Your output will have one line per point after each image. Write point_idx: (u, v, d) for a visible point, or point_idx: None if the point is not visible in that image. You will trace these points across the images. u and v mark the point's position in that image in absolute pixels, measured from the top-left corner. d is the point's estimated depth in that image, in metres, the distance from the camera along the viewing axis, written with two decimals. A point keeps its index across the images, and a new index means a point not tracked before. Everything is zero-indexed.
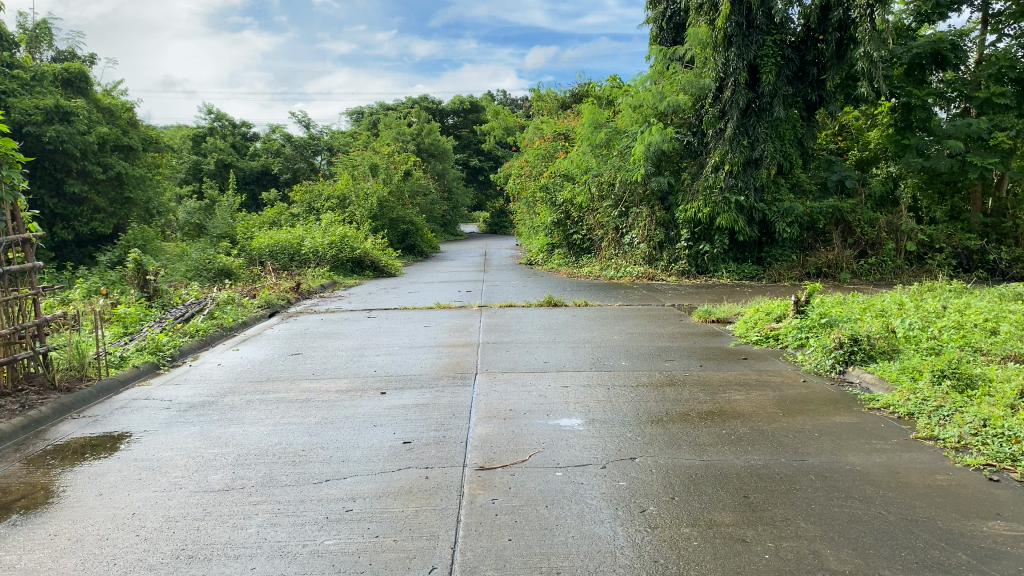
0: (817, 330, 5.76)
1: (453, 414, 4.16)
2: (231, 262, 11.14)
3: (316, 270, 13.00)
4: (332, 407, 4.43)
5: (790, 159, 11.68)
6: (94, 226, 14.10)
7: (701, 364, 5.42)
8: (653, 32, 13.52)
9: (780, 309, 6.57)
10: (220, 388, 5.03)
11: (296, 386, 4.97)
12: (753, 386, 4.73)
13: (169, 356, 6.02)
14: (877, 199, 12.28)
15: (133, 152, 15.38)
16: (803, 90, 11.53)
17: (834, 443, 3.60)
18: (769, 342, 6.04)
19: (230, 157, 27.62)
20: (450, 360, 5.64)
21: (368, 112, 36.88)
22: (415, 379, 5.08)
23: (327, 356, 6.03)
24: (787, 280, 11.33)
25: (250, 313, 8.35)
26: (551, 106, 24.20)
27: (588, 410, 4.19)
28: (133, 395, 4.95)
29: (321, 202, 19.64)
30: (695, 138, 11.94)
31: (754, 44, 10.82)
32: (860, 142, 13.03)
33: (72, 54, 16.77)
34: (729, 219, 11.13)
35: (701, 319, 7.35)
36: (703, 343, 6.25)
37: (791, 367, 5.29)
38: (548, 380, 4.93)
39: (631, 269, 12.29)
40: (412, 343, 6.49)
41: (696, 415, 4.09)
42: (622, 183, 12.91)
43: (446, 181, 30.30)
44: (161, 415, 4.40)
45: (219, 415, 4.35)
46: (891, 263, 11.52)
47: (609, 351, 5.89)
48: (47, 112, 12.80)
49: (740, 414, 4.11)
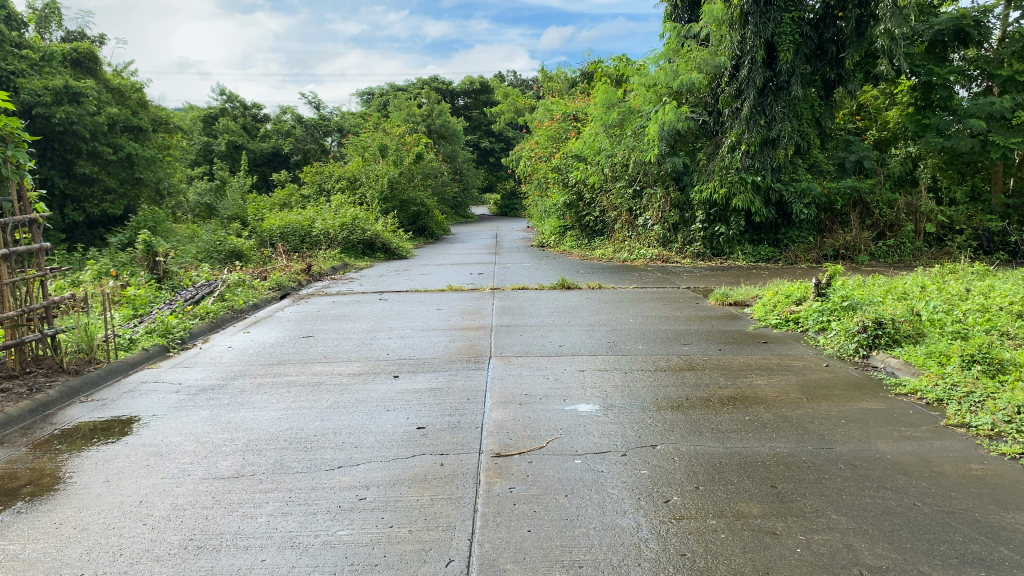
0: (838, 313, 5.61)
1: (466, 399, 4.06)
2: (242, 244, 11.11)
3: (327, 252, 12.90)
4: (343, 391, 4.33)
5: (808, 139, 11.44)
6: (104, 207, 14.04)
7: (720, 347, 5.31)
8: (668, 10, 13.33)
9: (800, 292, 6.43)
10: (232, 371, 4.96)
11: (308, 369, 4.88)
12: (775, 370, 4.62)
13: (179, 339, 5.95)
14: (896, 179, 12.09)
15: (144, 133, 15.27)
16: (821, 69, 11.31)
17: (862, 431, 3.49)
18: (789, 326, 5.90)
19: (242, 138, 27.49)
20: (463, 343, 5.55)
21: (379, 93, 36.75)
22: (429, 362, 4.97)
23: (338, 338, 5.94)
24: (804, 262, 11.15)
25: (261, 295, 8.27)
26: (561, 87, 24.03)
27: (605, 396, 4.07)
28: (143, 377, 4.88)
29: (331, 184, 19.51)
30: (711, 117, 11.82)
31: (771, 21, 10.60)
32: (879, 121, 12.87)
33: (81, 34, 16.71)
34: (745, 199, 10.95)
35: (718, 302, 7.23)
36: (720, 326, 6.15)
37: (812, 351, 5.16)
38: (564, 364, 4.84)
39: (645, 252, 12.12)
40: (424, 326, 6.40)
41: (718, 402, 3.96)
42: (636, 163, 12.72)
43: (458, 164, 30.18)
44: (171, 398, 4.34)
45: (229, 399, 4.27)
46: (910, 244, 11.31)
47: (625, 335, 5.77)
48: (56, 93, 12.69)
49: (763, 399, 4.01)
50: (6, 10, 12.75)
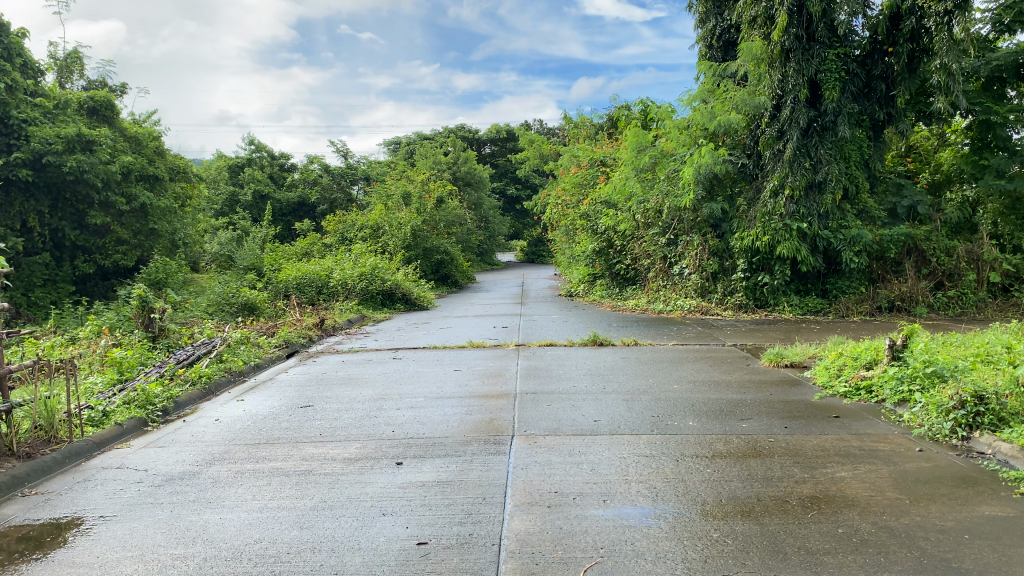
0: (921, 381, 4.78)
1: (482, 498, 3.29)
2: (256, 296, 10.48)
3: (343, 305, 12.27)
4: (333, 484, 3.58)
5: (856, 182, 10.64)
6: (116, 258, 13.55)
7: (785, 424, 4.49)
8: (702, 51, 12.78)
9: (870, 353, 5.60)
10: (210, 454, 4.22)
11: (298, 452, 4.15)
12: (859, 458, 3.80)
13: (160, 410, 5.25)
14: (953, 225, 11.18)
15: (159, 182, 14.85)
16: (870, 108, 10.55)
17: (997, 553, 2.66)
18: (861, 395, 5.09)
19: (268, 188, 27.30)
20: (481, 416, 4.79)
21: (405, 141, 36.75)
22: (441, 443, 4.20)
23: (340, 409, 5.21)
24: (857, 315, 10.25)
25: (265, 354, 7.58)
26: (588, 132, 23.53)
27: (656, 495, 3.28)
28: (106, 461, 4.16)
29: (354, 232, 19.02)
30: (750, 160, 11.15)
31: (815, 58, 10.01)
32: (931, 163, 11.93)
33: (102, 84, 16.48)
34: (790, 247, 10.14)
35: (772, 363, 6.41)
36: (781, 394, 5.33)
37: (897, 430, 4.32)
38: (601, 447, 4.05)
39: (682, 303, 11.30)
40: (439, 392, 5.65)
41: (799, 506, 3.16)
42: (670, 209, 12.01)
43: (484, 212, 29.79)
44: (129, 492, 3.61)
45: (197, 494, 3.53)
46: (972, 295, 10.39)
47: (671, 406, 4.97)
48: (69, 141, 12.22)
49: (853, 502, 3.20)
50: (22, 58, 12.43)
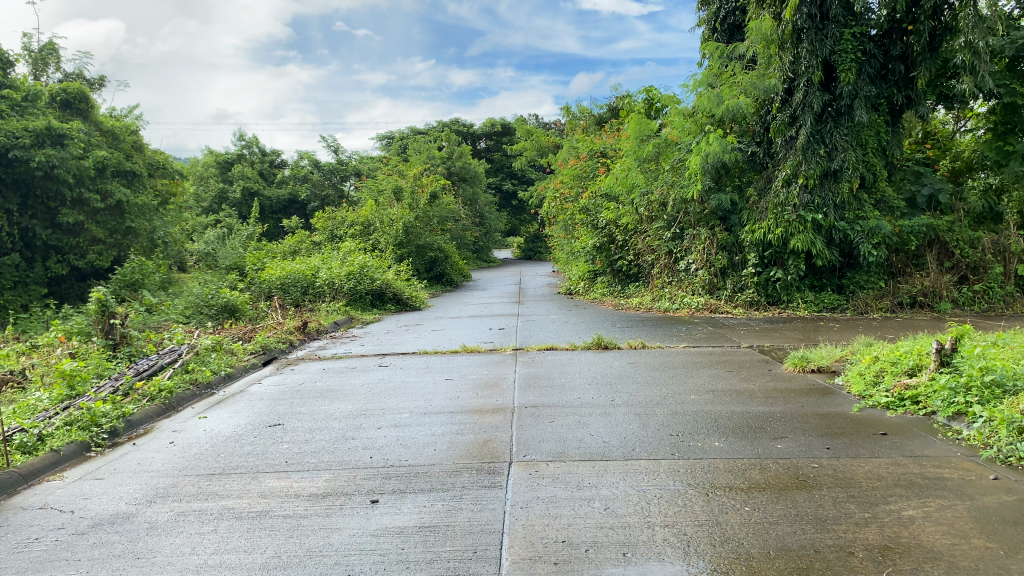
0: (980, 392, 4.15)
1: (474, 553, 2.64)
2: (236, 297, 9.83)
3: (330, 306, 11.62)
4: (292, 532, 2.93)
5: (874, 170, 10.03)
6: (91, 258, 12.88)
7: (828, 445, 3.84)
8: (706, 35, 12.18)
9: (912, 358, 4.98)
10: (155, 489, 3.58)
11: (257, 487, 3.50)
12: (927, 490, 3.16)
13: (108, 432, 4.60)
14: (977, 215, 10.54)
15: (137, 178, 14.21)
16: (887, 91, 9.90)
17: None
18: (907, 407, 4.46)
19: (257, 185, 26.62)
20: (473, 436, 4.15)
21: (398, 137, 36.10)
22: (426, 473, 3.56)
23: (313, 428, 4.56)
24: (877, 311, 9.63)
25: (238, 363, 6.93)
26: (586, 124, 22.93)
27: (688, 547, 2.64)
28: (29, 500, 3.51)
29: (344, 229, 18.40)
30: (760, 148, 10.53)
31: (829, 38, 9.36)
32: (950, 151, 11.30)
33: (79, 77, 15.80)
34: (805, 240, 9.49)
35: (796, 368, 5.78)
36: (814, 406, 4.70)
37: (962, 451, 3.67)
38: (615, 477, 3.40)
39: (689, 300, 10.65)
40: (427, 406, 5.02)
41: (869, 560, 2.52)
42: (675, 201, 11.38)
43: (479, 207, 29.19)
44: (43, 544, 2.95)
45: (125, 547, 2.87)
46: (1000, 289, 9.84)
47: (691, 423, 4.33)
48: (37, 134, 11.56)
49: (936, 554, 2.56)
50: None
